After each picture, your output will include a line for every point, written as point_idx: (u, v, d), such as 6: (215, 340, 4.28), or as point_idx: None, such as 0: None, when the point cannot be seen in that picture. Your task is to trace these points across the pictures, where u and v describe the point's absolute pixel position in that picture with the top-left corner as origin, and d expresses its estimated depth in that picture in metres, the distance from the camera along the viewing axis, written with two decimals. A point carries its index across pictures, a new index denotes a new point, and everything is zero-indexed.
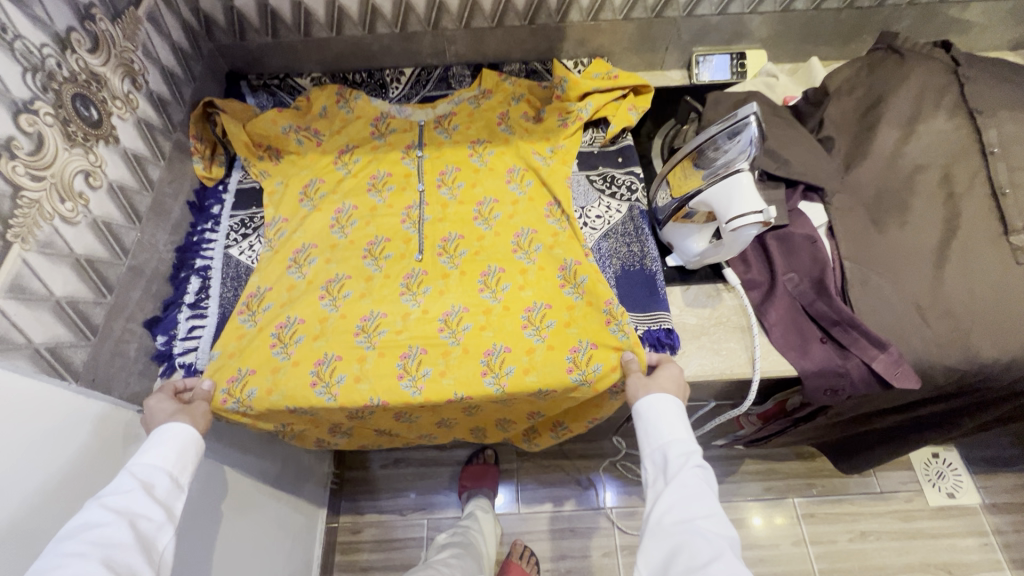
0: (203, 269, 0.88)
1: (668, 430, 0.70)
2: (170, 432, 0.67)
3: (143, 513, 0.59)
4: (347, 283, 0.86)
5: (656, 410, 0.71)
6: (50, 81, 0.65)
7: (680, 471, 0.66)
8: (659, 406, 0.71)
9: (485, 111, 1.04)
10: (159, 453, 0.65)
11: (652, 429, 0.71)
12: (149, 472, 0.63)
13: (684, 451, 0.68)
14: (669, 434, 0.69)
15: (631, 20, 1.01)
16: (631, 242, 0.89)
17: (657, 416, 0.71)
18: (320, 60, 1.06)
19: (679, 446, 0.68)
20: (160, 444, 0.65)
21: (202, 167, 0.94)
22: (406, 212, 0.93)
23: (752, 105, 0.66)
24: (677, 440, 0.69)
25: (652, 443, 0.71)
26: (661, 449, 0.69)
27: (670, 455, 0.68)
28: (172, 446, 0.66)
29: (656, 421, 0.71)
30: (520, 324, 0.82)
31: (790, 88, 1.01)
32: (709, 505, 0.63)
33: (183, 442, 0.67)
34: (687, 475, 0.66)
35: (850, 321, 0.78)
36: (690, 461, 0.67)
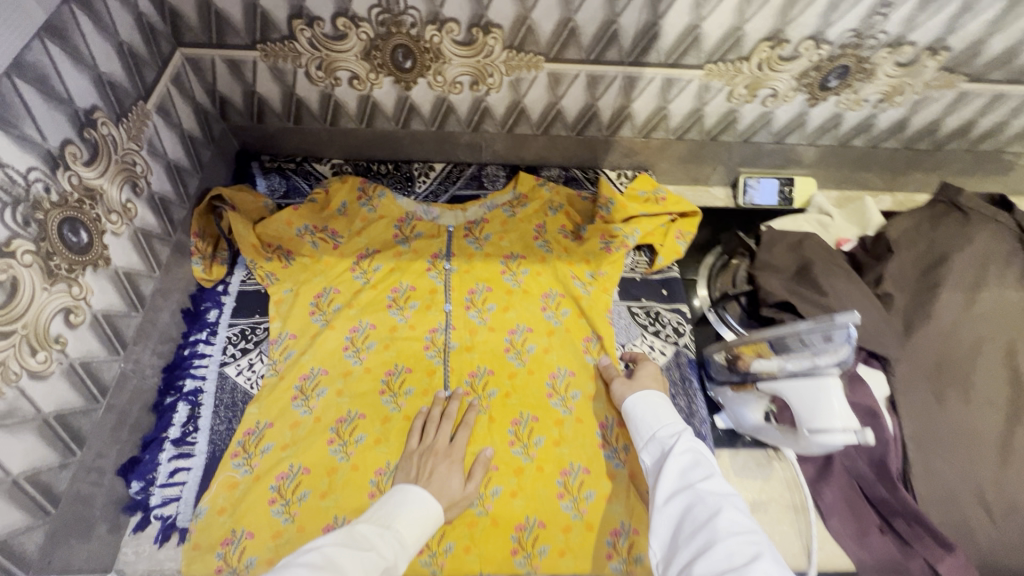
0: (193, 393, 0.77)
1: (657, 417, 0.67)
2: (428, 506, 0.63)
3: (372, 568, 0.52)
4: (360, 424, 0.76)
5: (640, 404, 0.70)
6: (35, 211, 0.54)
7: (676, 445, 0.61)
8: (646, 402, 0.70)
9: (519, 221, 0.96)
10: (410, 521, 0.60)
11: (645, 417, 0.68)
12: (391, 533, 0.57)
13: (675, 430, 0.63)
14: (662, 421, 0.66)
15: (683, 140, 0.95)
16: (677, 394, 0.81)
17: (648, 403, 0.70)
18: (342, 147, 0.97)
19: (671, 428, 0.64)
20: (412, 510, 0.61)
21: (202, 268, 0.83)
22: (430, 337, 0.84)
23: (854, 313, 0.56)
24: (669, 423, 0.65)
25: (643, 433, 0.67)
26: (656, 436, 0.64)
27: (662, 434, 0.63)
28: (418, 518, 0.61)
29: (643, 412, 0.69)
30: (556, 493, 0.73)
31: (844, 228, 0.96)
32: (708, 471, 0.56)
33: (423, 519, 0.61)
34: (685, 448, 0.60)
35: (914, 515, 0.71)
36: (684, 437, 0.62)
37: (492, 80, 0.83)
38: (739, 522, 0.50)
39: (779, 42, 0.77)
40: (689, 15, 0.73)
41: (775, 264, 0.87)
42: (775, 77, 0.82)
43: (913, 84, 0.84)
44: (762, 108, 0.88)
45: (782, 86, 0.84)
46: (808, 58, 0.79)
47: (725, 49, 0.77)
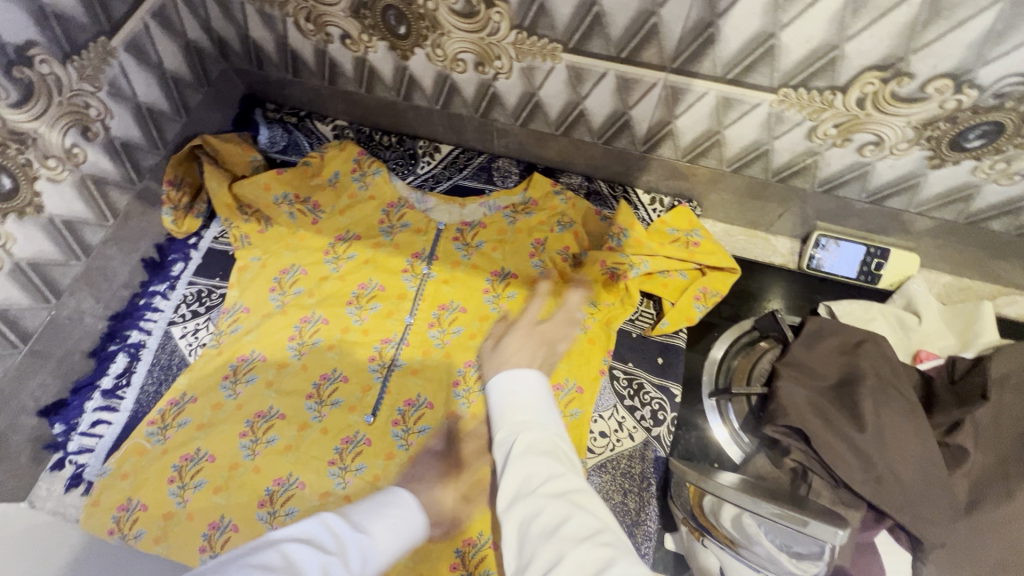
0: (135, 345, 0.76)
1: (506, 408, 0.50)
2: (410, 516, 0.52)
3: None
4: (276, 425, 0.71)
5: (504, 385, 0.52)
6: None
7: (517, 448, 0.47)
8: (506, 382, 0.52)
9: (520, 232, 0.81)
10: (388, 530, 0.49)
11: (489, 408, 0.52)
12: (359, 535, 0.47)
13: (527, 422, 0.48)
14: (506, 405, 0.50)
15: (741, 175, 0.73)
16: (628, 494, 0.66)
17: (503, 388, 0.52)
18: (346, 110, 0.87)
19: (522, 419, 0.49)
20: (392, 521, 0.50)
21: (172, 220, 0.79)
22: (379, 348, 0.75)
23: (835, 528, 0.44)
24: (516, 412, 0.50)
25: (492, 417, 0.51)
26: (501, 431, 0.49)
27: (504, 429, 0.48)
28: (402, 528, 0.50)
29: (498, 396, 0.51)
30: (449, 562, 0.65)
31: (932, 337, 0.71)
32: (559, 470, 0.45)
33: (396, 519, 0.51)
34: (535, 441, 0.47)
35: None
36: (535, 425, 0.48)
37: (499, 63, 0.67)
38: (593, 525, 0.41)
39: (896, 74, 0.53)
40: (762, 18, 0.52)
41: (811, 367, 0.67)
42: (882, 122, 0.58)
43: None
44: (857, 156, 0.64)
45: (892, 133, 0.59)
46: (939, 103, 0.54)
47: (811, 71, 0.55)
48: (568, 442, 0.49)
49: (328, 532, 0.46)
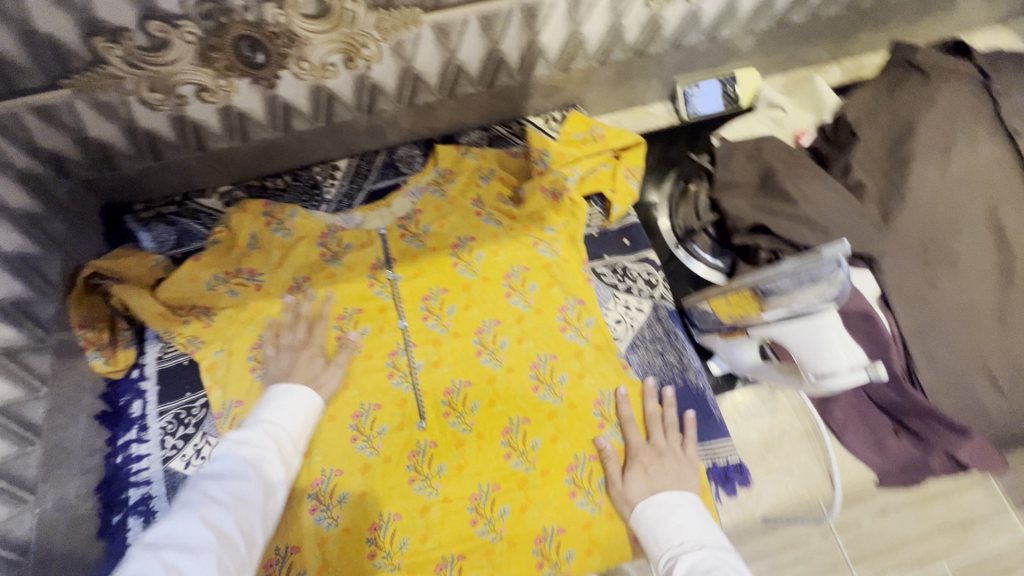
0: (142, 502, 0.67)
1: (662, 530, 0.60)
2: (293, 395, 0.67)
3: (268, 470, 0.59)
4: (341, 481, 0.69)
5: (652, 509, 0.62)
6: None
7: (682, 571, 0.55)
8: (659, 507, 0.62)
9: (454, 199, 0.84)
10: (283, 413, 0.65)
11: (647, 535, 0.61)
12: (272, 428, 0.63)
13: (694, 540, 0.57)
14: (669, 530, 0.59)
15: (607, 64, 0.83)
16: (665, 350, 0.75)
17: (653, 514, 0.62)
18: (225, 171, 0.82)
19: (684, 543, 0.58)
20: (282, 403, 0.65)
21: (105, 362, 0.71)
22: (391, 362, 0.75)
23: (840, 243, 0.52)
24: (679, 535, 0.59)
25: (654, 552, 0.59)
26: (666, 556, 0.58)
27: (664, 551, 0.57)
28: (295, 406, 0.66)
29: (655, 522, 0.61)
30: (566, 493, 0.68)
31: (799, 119, 0.88)
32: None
33: (294, 407, 0.66)
34: (700, 563, 0.55)
35: (927, 410, 0.69)
36: (698, 544, 0.57)
37: (368, 51, 0.68)
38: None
39: None
40: None
41: (736, 181, 0.79)
42: None
43: None
44: (686, 5, 0.76)
45: None
46: None
47: None
48: (723, 557, 0.55)
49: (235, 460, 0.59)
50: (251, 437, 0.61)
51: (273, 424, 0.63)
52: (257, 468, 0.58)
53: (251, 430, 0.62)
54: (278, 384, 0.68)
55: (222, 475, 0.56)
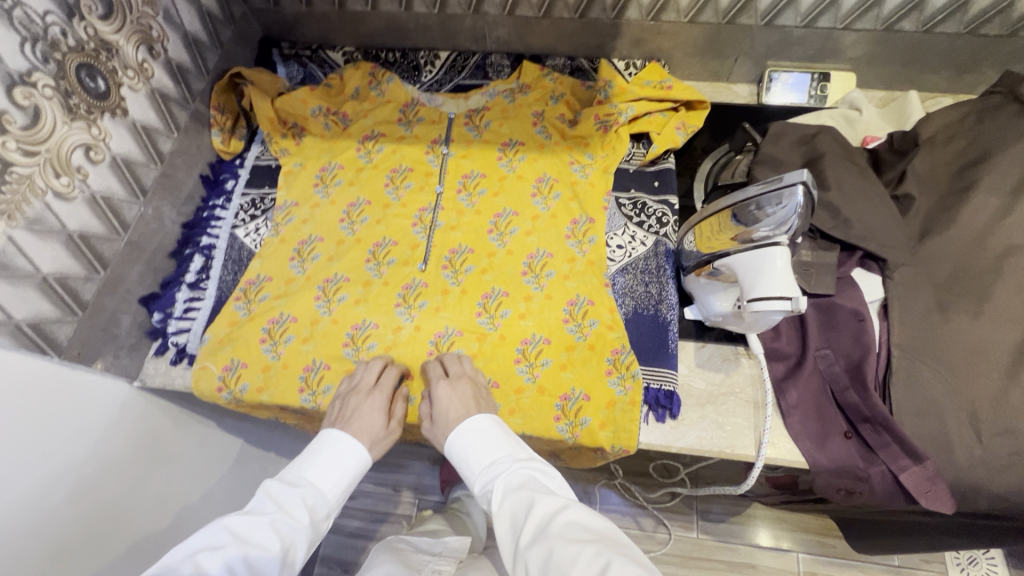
0: (208, 247, 0.87)
1: (471, 456, 0.65)
2: (349, 449, 0.67)
3: (293, 533, 0.59)
4: (344, 286, 0.83)
5: (464, 437, 0.65)
6: (52, 51, 0.63)
7: (499, 488, 0.60)
8: (467, 435, 0.65)
9: (519, 107, 0.95)
10: (325, 471, 0.65)
11: (460, 462, 0.66)
12: (308, 489, 0.63)
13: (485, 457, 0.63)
14: (468, 467, 0.64)
15: (697, 24, 0.88)
16: (650, 282, 0.80)
17: (461, 451, 0.66)
18: (354, 34, 1.00)
19: (492, 464, 0.63)
20: (330, 460, 0.66)
21: (220, 140, 0.92)
22: (418, 215, 0.88)
23: (803, 172, 0.54)
24: (478, 463, 0.64)
25: (466, 472, 0.65)
26: (479, 479, 0.63)
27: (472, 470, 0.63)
28: (341, 466, 0.66)
29: (466, 450, 0.65)
30: (513, 359, 0.76)
31: (874, 124, 0.86)
32: (529, 499, 0.56)
33: (350, 460, 0.67)
34: (510, 479, 0.60)
35: (883, 421, 0.67)
36: (507, 465, 0.62)
37: None
38: (598, 556, 0.49)
39: None
40: None
41: (779, 159, 0.80)
42: None
43: None
44: None
45: None
46: None
47: None
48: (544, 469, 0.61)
49: (267, 496, 0.61)
50: (288, 499, 0.61)
51: (315, 482, 0.64)
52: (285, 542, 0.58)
53: (289, 490, 0.62)
54: (332, 431, 0.68)
55: (252, 513, 0.59)
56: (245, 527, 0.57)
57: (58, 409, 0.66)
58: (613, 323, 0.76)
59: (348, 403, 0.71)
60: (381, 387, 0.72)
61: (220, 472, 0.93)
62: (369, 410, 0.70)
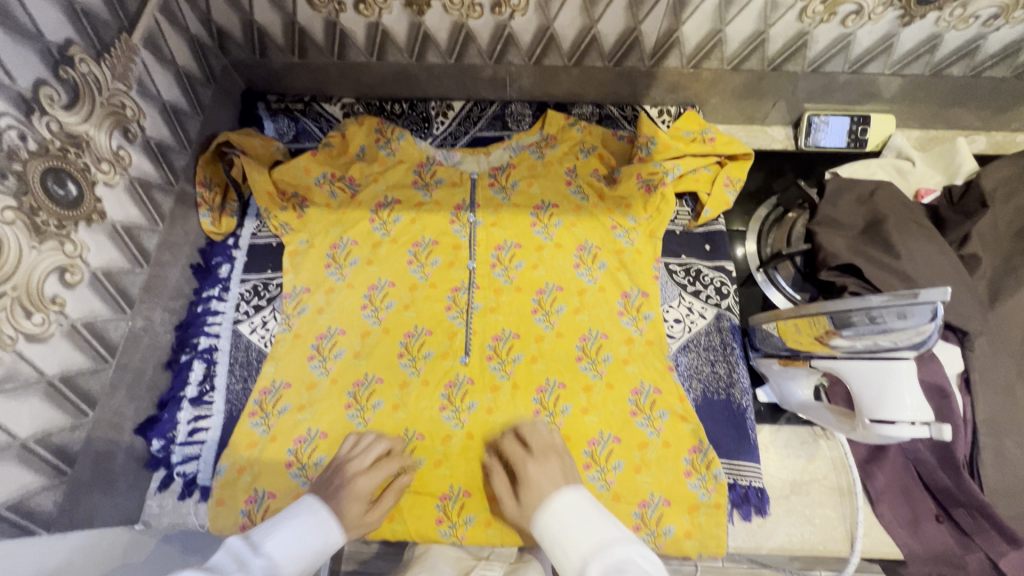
0: (208, 350, 0.75)
1: (569, 535, 0.56)
2: (325, 527, 0.57)
3: None
4: (378, 388, 0.73)
5: (559, 517, 0.58)
6: (11, 162, 0.49)
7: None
8: (560, 517, 0.58)
9: (549, 164, 0.86)
10: (289, 539, 0.54)
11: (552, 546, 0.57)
12: (268, 558, 0.51)
13: (583, 533, 0.56)
14: (568, 545, 0.56)
15: (740, 71, 0.81)
16: (717, 362, 0.74)
17: (557, 524, 0.58)
18: (353, 85, 0.88)
19: (587, 552, 0.54)
20: (296, 532, 0.55)
21: (211, 221, 0.79)
22: (452, 296, 0.78)
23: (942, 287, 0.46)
24: (579, 542, 0.55)
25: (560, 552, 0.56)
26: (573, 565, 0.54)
27: (567, 546, 0.55)
28: (305, 537, 0.56)
29: (559, 531, 0.57)
30: (582, 463, 0.69)
31: (926, 175, 0.83)
32: None
33: (306, 544, 0.55)
34: (611, 563, 0.52)
35: (980, 507, 0.64)
36: (605, 549, 0.54)
37: (516, 1, 0.72)
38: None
39: None
40: None
41: (840, 220, 0.76)
42: None
43: None
44: (841, 28, 0.73)
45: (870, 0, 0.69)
46: None
47: None
48: (636, 550, 0.53)
49: (226, 556, 0.50)
50: (250, 565, 0.50)
51: (277, 554, 0.53)
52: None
53: (252, 554, 0.51)
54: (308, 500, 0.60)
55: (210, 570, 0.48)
56: None
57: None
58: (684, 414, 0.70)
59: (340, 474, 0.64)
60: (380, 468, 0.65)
61: None
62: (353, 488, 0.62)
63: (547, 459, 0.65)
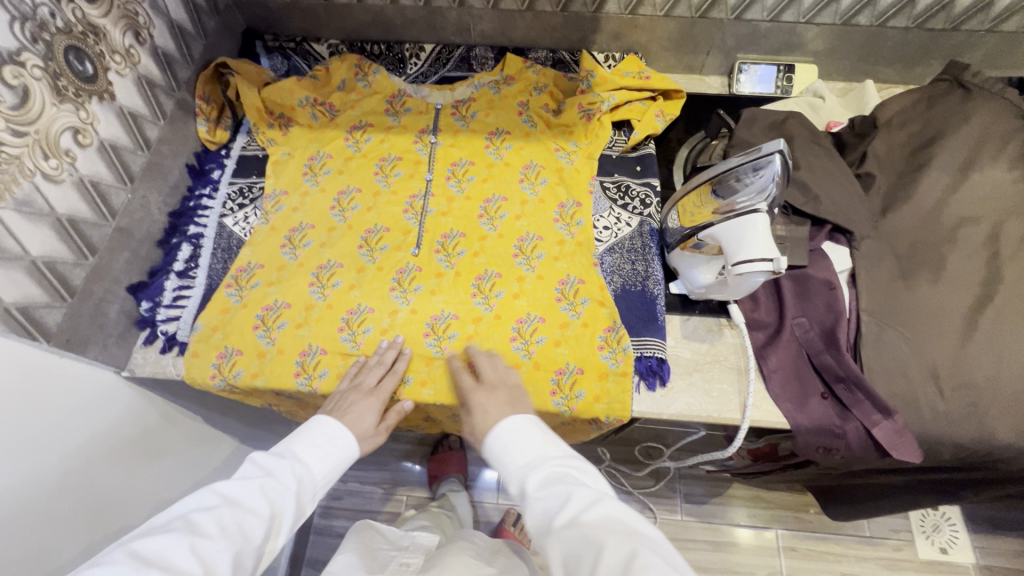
0: (196, 236, 0.87)
1: (511, 454, 0.63)
2: (338, 435, 0.69)
3: (277, 497, 0.60)
4: (338, 272, 0.84)
5: (501, 438, 0.64)
6: (41, 31, 0.62)
7: (532, 483, 0.59)
8: (502, 436, 0.64)
9: (504, 98, 0.97)
10: (311, 449, 0.66)
11: (497, 458, 0.63)
12: (296, 463, 0.64)
13: (526, 452, 0.62)
14: (515, 456, 0.62)
15: (672, 18, 0.93)
16: (636, 260, 0.84)
17: (502, 443, 0.64)
18: (339, 27, 1.02)
19: (528, 464, 0.61)
20: (318, 440, 0.67)
21: (206, 129, 0.92)
22: (409, 202, 0.89)
23: (779, 141, 0.58)
24: (524, 455, 0.62)
25: (502, 466, 0.63)
26: (514, 480, 0.61)
27: (510, 462, 0.62)
28: (327, 447, 0.68)
29: (502, 449, 0.63)
30: (508, 337, 0.79)
31: (836, 111, 0.92)
32: (567, 492, 0.56)
33: (328, 438, 0.68)
34: (549, 473, 0.59)
35: (856, 380, 0.72)
36: (542, 462, 0.61)
37: None
38: (625, 547, 0.49)
39: None
40: None
41: (752, 143, 0.86)
42: None
43: None
44: None
45: None
46: None
47: None
48: (573, 462, 0.61)
49: (258, 465, 0.62)
50: (277, 469, 0.62)
51: (301, 457, 0.65)
52: (274, 507, 0.59)
53: (277, 461, 0.63)
54: (324, 416, 0.71)
55: (239, 479, 0.59)
56: (236, 495, 0.57)
57: (44, 387, 0.65)
58: (608, 310, 0.79)
59: (345, 398, 0.73)
60: (379, 391, 0.73)
61: (203, 472, 0.93)
62: (362, 407, 0.72)
63: (495, 389, 0.70)
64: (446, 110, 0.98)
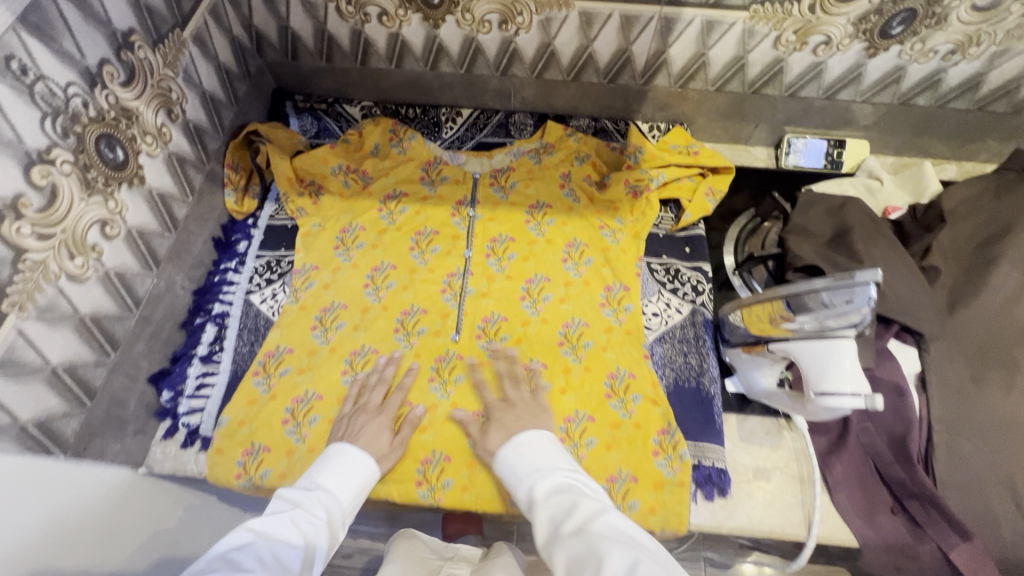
0: (220, 315, 0.82)
1: (519, 464, 0.60)
2: (357, 465, 0.63)
3: (314, 527, 0.53)
4: (372, 359, 0.79)
5: (519, 447, 0.62)
6: (72, 123, 0.57)
7: (540, 491, 0.56)
8: (519, 446, 0.62)
9: (545, 168, 0.94)
10: (340, 479, 0.60)
11: (509, 473, 0.61)
12: (324, 493, 0.58)
13: (536, 464, 0.59)
14: (524, 469, 0.60)
15: (723, 92, 0.90)
16: (689, 352, 0.79)
17: (516, 455, 0.62)
18: (373, 89, 0.98)
19: (540, 471, 0.58)
20: (341, 471, 0.61)
21: (234, 201, 0.88)
22: (447, 281, 0.85)
23: (876, 269, 0.52)
24: (541, 463, 0.59)
25: (513, 479, 0.60)
26: (524, 486, 0.58)
27: (519, 475, 0.60)
28: (351, 475, 0.61)
29: (514, 459, 0.61)
30: (557, 438, 0.74)
31: (893, 195, 0.89)
32: (571, 501, 0.52)
33: (347, 472, 0.62)
34: (557, 482, 0.56)
35: (930, 498, 0.67)
36: (551, 472, 0.58)
37: (521, 19, 0.81)
38: (627, 556, 0.43)
39: None
40: None
41: (810, 229, 0.82)
42: (830, 22, 0.76)
43: (993, 33, 0.75)
44: (813, 57, 0.81)
45: (837, 32, 0.77)
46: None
47: None
48: (583, 476, 0.57)
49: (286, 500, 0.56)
50: (305, 501, 0.56)
51: (328, 487, 0.59)
52: (308, 538, 0.52)
53: (306, 494, 0.57)
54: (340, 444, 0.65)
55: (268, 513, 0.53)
56: (265, 528, 0.51)
57: (87, 512, 0.60)
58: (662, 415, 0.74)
59: (355, 421, 0.70)
60: (388, 408, 0.72)
61: None
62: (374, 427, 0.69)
63: (513, 407, 0.71)
64: (484, 180, 0.94)
